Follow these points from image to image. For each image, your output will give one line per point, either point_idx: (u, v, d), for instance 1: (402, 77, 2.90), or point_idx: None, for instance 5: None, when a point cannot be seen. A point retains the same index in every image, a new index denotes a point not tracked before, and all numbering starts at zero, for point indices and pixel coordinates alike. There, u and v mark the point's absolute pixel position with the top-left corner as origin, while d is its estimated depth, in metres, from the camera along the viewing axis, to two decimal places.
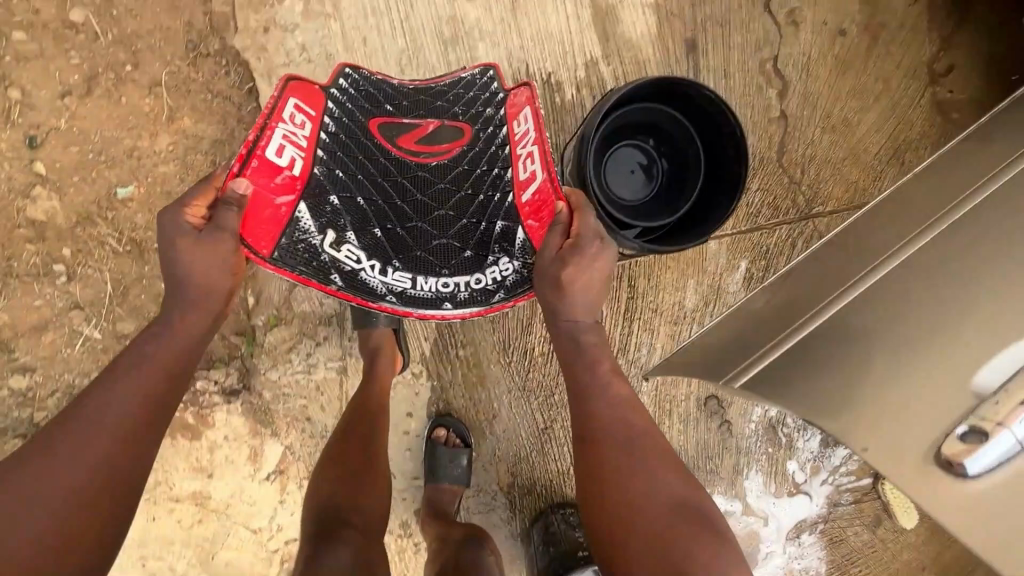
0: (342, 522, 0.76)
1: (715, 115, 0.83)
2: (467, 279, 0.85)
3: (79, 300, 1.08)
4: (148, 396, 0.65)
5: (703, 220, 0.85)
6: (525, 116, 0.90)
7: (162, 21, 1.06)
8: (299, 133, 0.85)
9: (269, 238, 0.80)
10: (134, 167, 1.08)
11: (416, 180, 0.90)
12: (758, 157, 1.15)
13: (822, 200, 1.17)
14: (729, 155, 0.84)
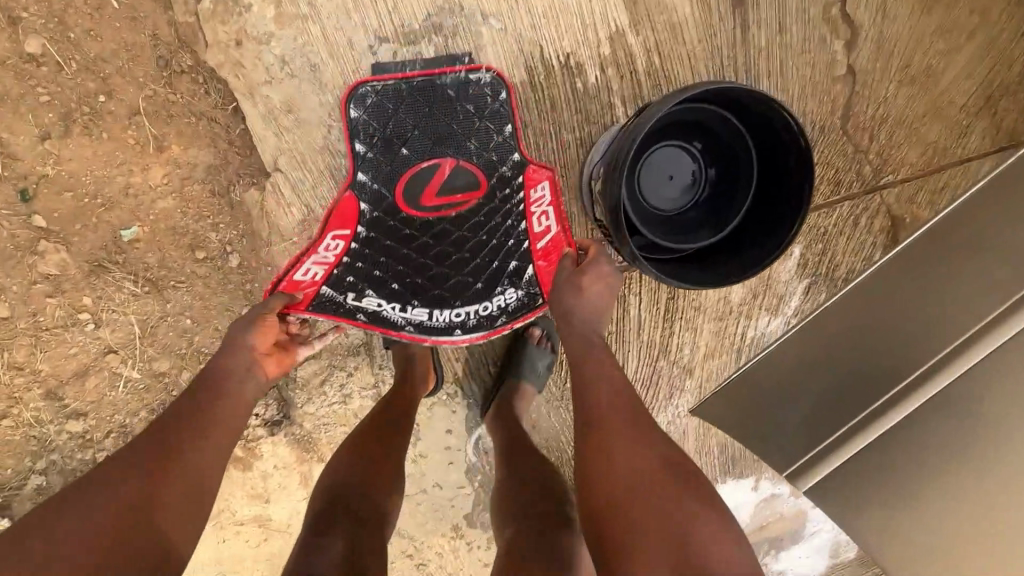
0: (347, 511, 0.72)
1: (770, 118, 0.70)
2: (477, 307, 0.87)
3: (111, 344, 1.07)
4: (186, 438, 0.63)
5: (759, 241, 0.75)
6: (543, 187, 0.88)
7: (126, 39, 0.95)
8: (326, 253, 0.87)
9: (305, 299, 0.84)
10: (134, 206, 1.01)
11: (438, 233, 0.90)
12: (819, 124, 0.98)
13: (892, 168, 1.01)
14: (787, 166, 0.72)
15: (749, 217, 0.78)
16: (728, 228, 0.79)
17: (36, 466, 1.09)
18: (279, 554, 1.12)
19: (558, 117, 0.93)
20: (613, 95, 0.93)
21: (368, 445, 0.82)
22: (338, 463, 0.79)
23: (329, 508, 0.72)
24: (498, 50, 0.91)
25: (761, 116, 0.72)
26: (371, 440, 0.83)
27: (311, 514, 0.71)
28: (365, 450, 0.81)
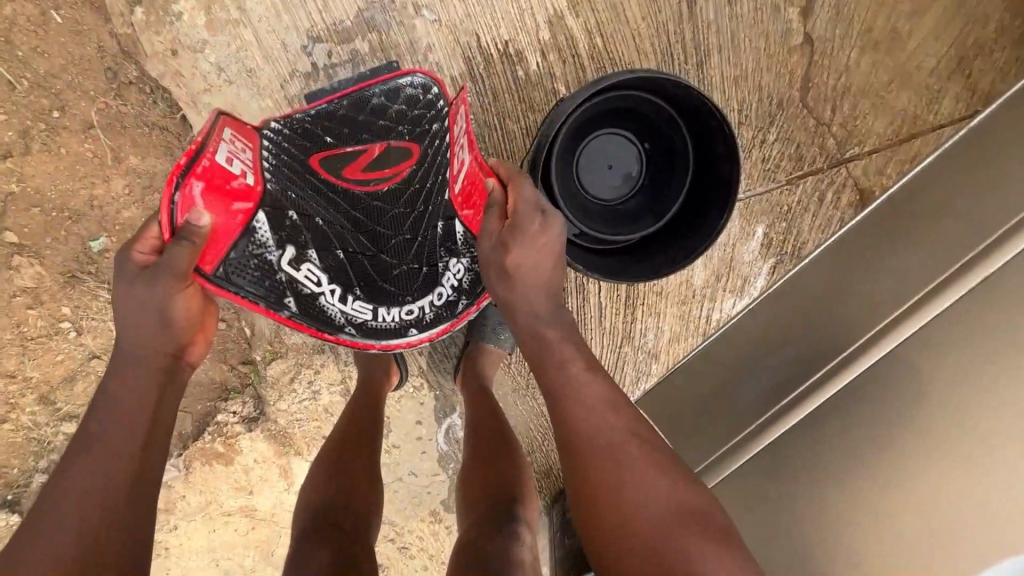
0: (329, 522, 0.72)
1: (697, 108, 0.76)
2: (430, 298, 0.79)
3: (93, 351, 1.12)
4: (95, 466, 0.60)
5: (694, 225, 0.79)
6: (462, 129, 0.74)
7: (73, 53, 0.96)
8: (236, 156, 0.69)
9: (216, 250, 0.70)
10: (100, 217, 1.04)
11: (371, 212, 0.79)
12: (778, 97, 0.94)
13: (858, 139, 0.97)
14: (719, 151, 0.76)
15: (685, 203, 0.82)
16: (668, 214, 0.82)
17: (36, 466, 1.15)
18: (266, 541, 1.18)
19: (500, 107, 0.91)
20: (557, 81, 0.91)
21: (345, 449, 0.82)
22: (317, 473, 0.79)
23: (313, 519, 0.72)
24: (435, 41, 0.89)
25: (690, 106, 0.77)
26: (349, 442, 0.84)
27: (298, 529, 0.72)
28: (345, 453, 0.82)
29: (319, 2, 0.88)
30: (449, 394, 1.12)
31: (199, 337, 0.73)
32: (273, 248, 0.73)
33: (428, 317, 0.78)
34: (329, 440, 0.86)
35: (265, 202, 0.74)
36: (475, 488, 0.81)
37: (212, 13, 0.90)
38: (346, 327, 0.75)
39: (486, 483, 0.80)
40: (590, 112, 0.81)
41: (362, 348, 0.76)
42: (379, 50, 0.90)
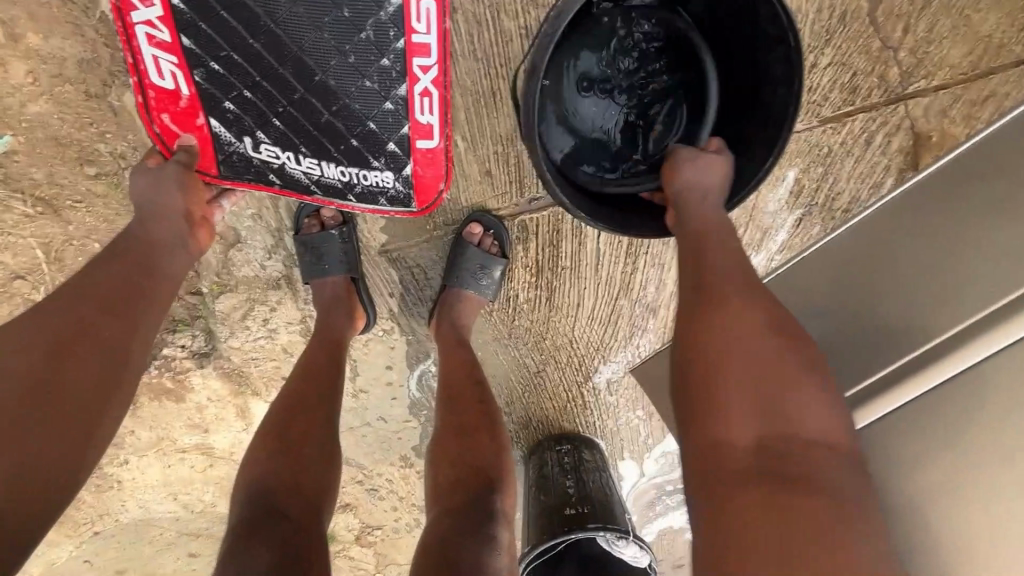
0: (274, 510, 0.63)
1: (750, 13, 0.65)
2: (361, 172, 0.81)
3: (17, 269, 0.98)
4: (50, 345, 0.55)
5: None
6: (432, 10, 0.67)
7: None
8: (151, 15, 0.65)
9: (207, 157, 0.79)
10: (0, 109, 0.86)
11: (299, 73, 0.71)
12: (842, 7, 0.76)
13: (926, 71, 0.80)
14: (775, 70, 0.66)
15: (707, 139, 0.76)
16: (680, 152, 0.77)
17: None
18: (226, 477, 1.12)
19: None
20: None
21: (295, 418, 0.72)
22: (257, 449, 0.69)
23: (255, 508, 0.62)
24: None
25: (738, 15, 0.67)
26: (300, 410, 0.73)
27: (235, 518, 0.62)
28: (295, 422, 0.72)
29: None
30: (423, 339, 1.01)
31: (202, 228, 0.76)
32: (234, 120, 0.75)
33: (361, 190, 0.82)
34: (274, 406, 0.75)
35: (190, 55, 0.69)
36: (443, 465, 0.74)
37: None
38: (313, 188, 0.81)
39: (457, 463, 0.73)
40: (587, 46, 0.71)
41: (323, 206, 0.84)
42: None
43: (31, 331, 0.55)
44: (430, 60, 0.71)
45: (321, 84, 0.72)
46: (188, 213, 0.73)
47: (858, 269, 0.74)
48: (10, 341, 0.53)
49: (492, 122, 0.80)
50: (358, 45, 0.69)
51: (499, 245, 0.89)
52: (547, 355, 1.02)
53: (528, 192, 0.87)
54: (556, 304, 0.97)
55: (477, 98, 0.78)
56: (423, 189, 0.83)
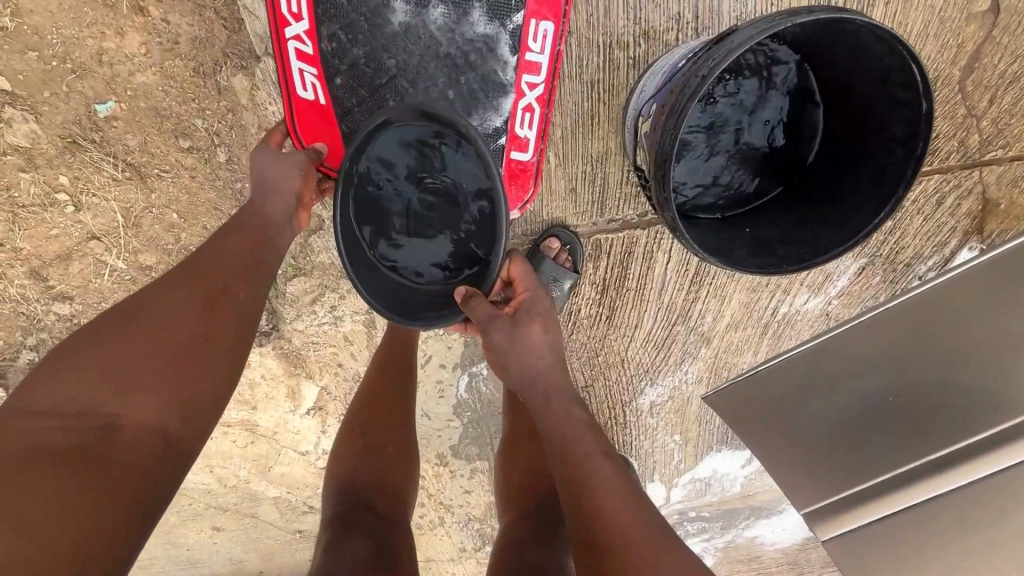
0: (366, 506, 0.66)
1: (853, 56, 0.56)
2: None
3: (94, 230, 0.99)
4: (163, 326, 0.58)
5: (809, 240, 0.63)
6: (545, 34, 0.74)
7: None
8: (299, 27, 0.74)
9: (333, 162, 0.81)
10: (109, 76, 0.88)
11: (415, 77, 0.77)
12: (934, 73, 0.79)
13: (1004, 141, 0.83)
14: (851, 70, 0.58)
15: (818, 205, 0.64)
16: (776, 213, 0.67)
17: (25, 342, 1.07)
18: (265, 457, 1.13)
19: (608, 27, 0.77)
20: (683, 5, 0.76)
21: (375, 417, 0.75)
22: (346, 446, 0.72)
23: (346, 501, 0.66)
24: None
25: (841, 59, 0.58)
26: (379, 407, 0.76)
27: (330, 511, 0.66)
28: (376, 421, 0.75)
29: None
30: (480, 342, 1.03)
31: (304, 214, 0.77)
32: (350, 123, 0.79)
33: None
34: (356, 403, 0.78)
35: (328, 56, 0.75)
36: (513, 468, 0.77)
37: None
38: None
39: (529, 468, 0.76)
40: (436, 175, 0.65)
41: None
42: None
43: (180, 286, 0.62)
44: (538, 78, 0.76)
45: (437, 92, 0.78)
46: (300, 196, 0.74)
47: (917, 339, 0.87)
48: (173, 292, 0.61)
49: (585, 143, 0.84)
50: (474, 57, 0.76)
51: (573, 260, 0.91)
52: (597, 371, 1.04)
53: (608, 212, 0.90)
54: (614, 322, 0.99)
55: (574, 117, 0.82)
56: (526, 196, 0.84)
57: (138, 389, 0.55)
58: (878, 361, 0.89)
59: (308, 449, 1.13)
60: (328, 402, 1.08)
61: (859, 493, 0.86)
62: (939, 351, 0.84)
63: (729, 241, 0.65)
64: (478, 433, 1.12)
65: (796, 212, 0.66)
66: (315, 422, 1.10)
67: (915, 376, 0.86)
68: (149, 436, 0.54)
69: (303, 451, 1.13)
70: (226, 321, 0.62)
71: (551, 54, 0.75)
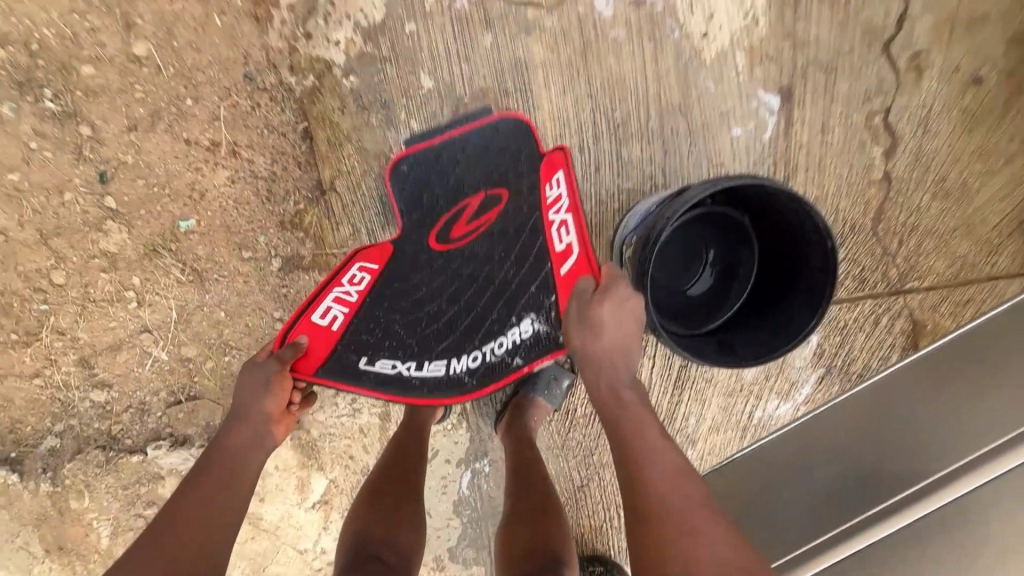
0: (375, 557, 0.71)
1: (777, 209, 0.79)
2: (490, 344, 0.95)
3: (148, 324, 1.14)
4: (189, 505, 0.70)
5: (762, 344, 0.80)
6: (559, 180, 0.93)
7: (221, 52, 1.03)
8: (352, 289, 0.95)
9: (308, 361, 0.90)
10: (197, 201, 1.09)
11: (443, 262, 0.99)
12: (852, 222, 1.01)
13: (918, 275, 1.03)
14: (787, 220, 0.79)
15: (768, 315, 0.83)
16: (737, 320, 0.87)
17: (53, 427, 1.16)
18: (261, 554, 1.13)
19: (599, 181, 1.00)
20: (655, 167, 0.99)
21: (390, 483, 0.83)
22: (358, 509, 0.78)
23: (358, 549, 0.71)
24: (551, 113, 0.99)
25: (772, 210, 0.81)
26: (394, 476, 0.84)
27: (341, 560, 0.70)
28: (388, 488, 0.82)
29: (461, 54, 0.99)
30: (484, 438, 1.12)
31: (285, 421, 0.87)
32: (349, 350, 0.93)
33: (488, 362, 0.94)
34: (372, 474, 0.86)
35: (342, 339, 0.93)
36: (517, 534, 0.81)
37: (364, 45, 1.01)
38: (463, 370, 0.94)
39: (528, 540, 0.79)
40: (677, 258, 0.88)
41: (480, 389, 0.93)
42: (500, 108, 1.00)
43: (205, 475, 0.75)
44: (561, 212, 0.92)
45: (447, 317, 0.97)
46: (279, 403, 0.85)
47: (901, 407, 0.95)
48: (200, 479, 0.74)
49: None
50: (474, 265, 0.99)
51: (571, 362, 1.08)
52: (593, 471, 1.12)
53: None
54: None
55: None
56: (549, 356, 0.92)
57: (183, 541, 0.65)
58: (891, 425, 0.93)
59: (306, 548, 1.14)
60: (333, 496, 1.13)
61: (863, 522, 0.80)
62: (917, 416, 0.92)
63: (696, 344, 0.82)
64: (477, 535, 1.15)
65: (752, 320, 0.85)
66: (318, 518, 1.13)
67: (902, 435, 0.90)
68: (201, 556, 0.65)
69: (301, 550, 1.14)
70: (239, 469, 0.77)
71: (567, 193, 0.90)
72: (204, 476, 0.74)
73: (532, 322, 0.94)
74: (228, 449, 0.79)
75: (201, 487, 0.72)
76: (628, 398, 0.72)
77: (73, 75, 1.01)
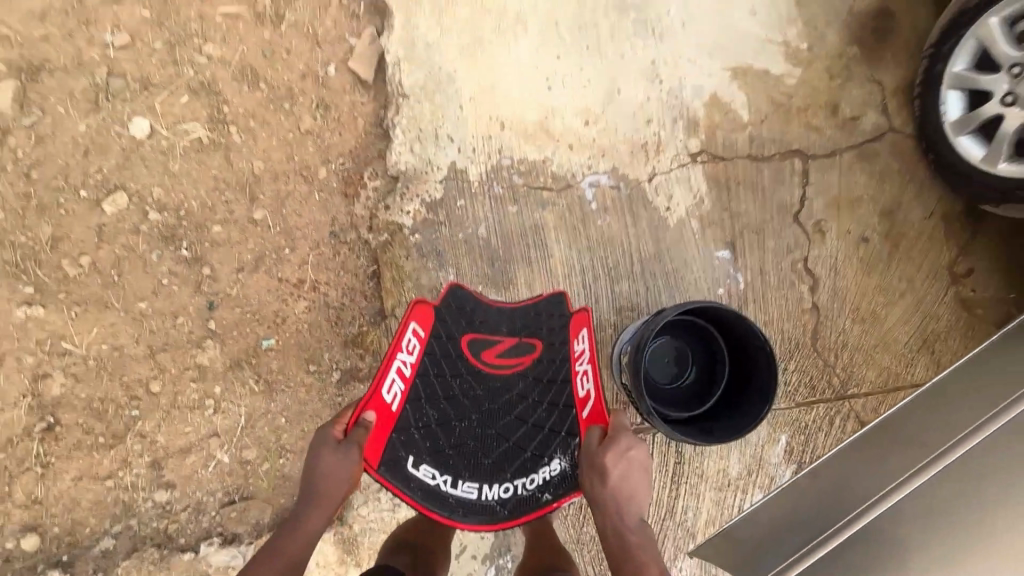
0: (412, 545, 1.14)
1: (729, 322, 1.06)
2: (523, 480, 1.15)
3: (218, 429, 1.33)
4: (271, 555, 0.92)
5: (733, 426, 1.02)
6: (583, 336, 1.18)
7: (316, 216, 1.38)
8: (407, 361, 1.14)
9: (373, 449, 1.08)
10: (279, 324, 1.37)
11: (481, 394, 1.18)
12: (796, 341, 1.30)
13: (855, 383, 1.29)
14: (738, 331, 1.06)
15: (737, 404, 1.06)
16: (718, 411, 1.09)
17: (109, 530, 1.31)
18: None
19: (598, 310, 1.32)
20: (641, 300, 1.32)
21: None
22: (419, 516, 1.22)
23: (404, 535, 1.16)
24: (561, 260, 1.33)
25: (726, 324, 1.08)
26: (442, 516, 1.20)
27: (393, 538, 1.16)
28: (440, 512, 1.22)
29: (496, 218, 1.34)
30: (508, 533, 1.25)
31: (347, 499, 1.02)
32: (399, 444, 1.11)
33: (519, 496, 1.13)
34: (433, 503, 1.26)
35: (394, 431, 1.11)
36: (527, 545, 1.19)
37: (427, 212, 1.35)
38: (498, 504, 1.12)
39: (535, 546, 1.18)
40: (666, 357, 1.13)
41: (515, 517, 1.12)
42: (523, 256, 1.34)
43: (286, 537, 0.95)
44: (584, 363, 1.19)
45: (480, 437, 1.16)
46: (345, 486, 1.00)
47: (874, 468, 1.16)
48: (284, 537, 0.95)
49: None
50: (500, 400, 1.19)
51: None
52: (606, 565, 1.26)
53: None
54: None
55: None
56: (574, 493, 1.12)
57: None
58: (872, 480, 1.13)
59: None
60: None
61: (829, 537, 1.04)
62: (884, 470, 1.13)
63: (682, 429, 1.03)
64: None
65: (725, 409, 1.08)
66: None
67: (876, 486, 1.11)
68: None
69: None
70: (307, 539, 0.95)
71: (589, 348, 1.17)
72: (283, 539, 0.95)
73: (560, 461, 1.16)
74: (303, 520, 0.97)
75: (283, 543, 0.94)
76: (627, 526, 0.92)
77: (205, 232, 1.35)
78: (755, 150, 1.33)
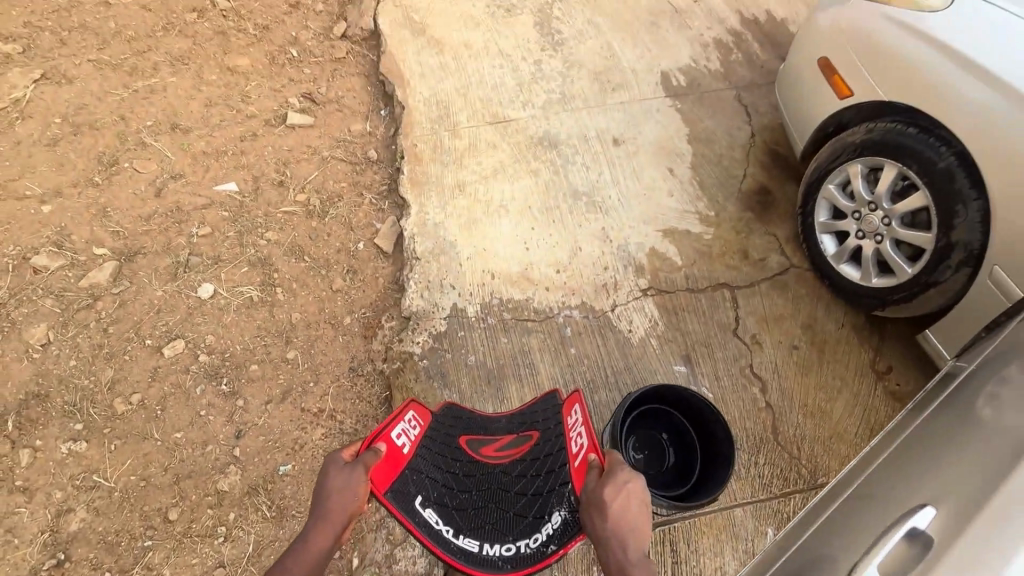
0: None
1: (690, 401, 1.32)
2: (526, 539, 1.13)
3: (225, 559, 1.39)
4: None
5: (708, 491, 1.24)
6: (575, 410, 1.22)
7: (340, 353, 1.64)
8: (412, 427, 1.21)
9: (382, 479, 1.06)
10: (297, 449, 1.51)
11: (483, 471, 1.27)
12: (760, 436, 1.48)
13: (821, 473, 1.44)
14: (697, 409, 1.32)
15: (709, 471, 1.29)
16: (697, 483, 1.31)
17: None
18: None
19: None
20: None
21: None
22: None
23: None
24: (549, 377, 1.57)
25: (688, 403, 1.33)
26: None
27: None
28: None
29: (490, 345, 1.61)
30: None
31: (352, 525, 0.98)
32: (409, 482, 1.14)
33: (524, 551, 1.11)
34: None
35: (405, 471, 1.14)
36: None
37: (435, 344, 1.62)
38: (502, 555, 1.10)
39: None
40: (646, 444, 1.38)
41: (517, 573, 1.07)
42: (516, 375, 1.58)
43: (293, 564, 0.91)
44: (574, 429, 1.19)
45: (484, 505, 1.20)
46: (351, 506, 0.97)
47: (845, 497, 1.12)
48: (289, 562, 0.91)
49: None
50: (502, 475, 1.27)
51: None
52: None
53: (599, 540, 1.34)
54: None
55: None
56: (578, 538, 1.09)
57: None
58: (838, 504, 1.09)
59: None
60: None
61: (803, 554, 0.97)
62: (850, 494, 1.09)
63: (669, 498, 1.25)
64: None
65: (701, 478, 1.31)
66: None
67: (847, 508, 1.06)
68: None
69: None
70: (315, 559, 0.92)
71: (582, 415, 1.19)
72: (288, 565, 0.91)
73: (559, 512, 1.15)
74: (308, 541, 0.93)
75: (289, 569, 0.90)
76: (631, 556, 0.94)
77: (244, 370, 1.59)
78: (691, 284, 1.70)
